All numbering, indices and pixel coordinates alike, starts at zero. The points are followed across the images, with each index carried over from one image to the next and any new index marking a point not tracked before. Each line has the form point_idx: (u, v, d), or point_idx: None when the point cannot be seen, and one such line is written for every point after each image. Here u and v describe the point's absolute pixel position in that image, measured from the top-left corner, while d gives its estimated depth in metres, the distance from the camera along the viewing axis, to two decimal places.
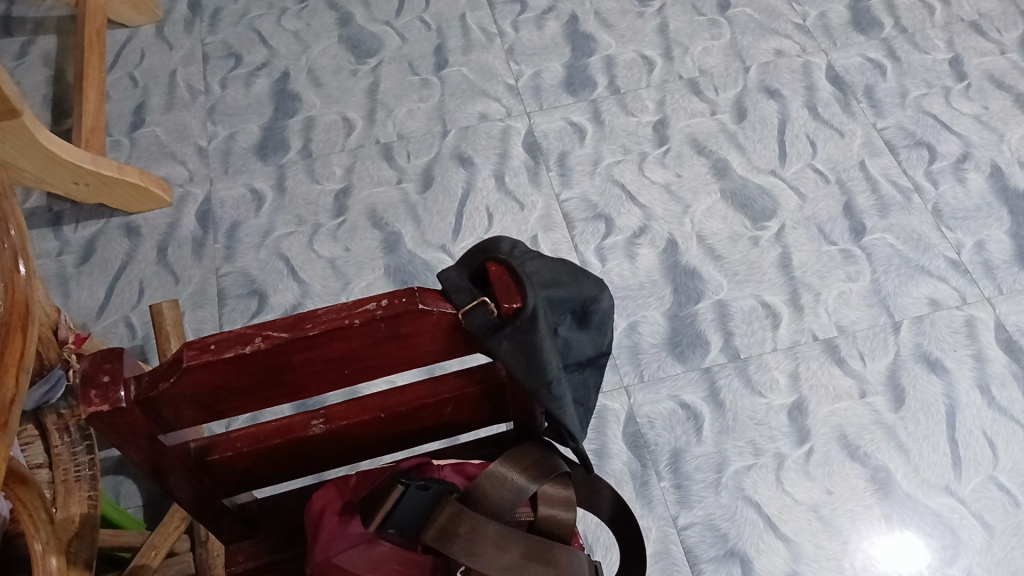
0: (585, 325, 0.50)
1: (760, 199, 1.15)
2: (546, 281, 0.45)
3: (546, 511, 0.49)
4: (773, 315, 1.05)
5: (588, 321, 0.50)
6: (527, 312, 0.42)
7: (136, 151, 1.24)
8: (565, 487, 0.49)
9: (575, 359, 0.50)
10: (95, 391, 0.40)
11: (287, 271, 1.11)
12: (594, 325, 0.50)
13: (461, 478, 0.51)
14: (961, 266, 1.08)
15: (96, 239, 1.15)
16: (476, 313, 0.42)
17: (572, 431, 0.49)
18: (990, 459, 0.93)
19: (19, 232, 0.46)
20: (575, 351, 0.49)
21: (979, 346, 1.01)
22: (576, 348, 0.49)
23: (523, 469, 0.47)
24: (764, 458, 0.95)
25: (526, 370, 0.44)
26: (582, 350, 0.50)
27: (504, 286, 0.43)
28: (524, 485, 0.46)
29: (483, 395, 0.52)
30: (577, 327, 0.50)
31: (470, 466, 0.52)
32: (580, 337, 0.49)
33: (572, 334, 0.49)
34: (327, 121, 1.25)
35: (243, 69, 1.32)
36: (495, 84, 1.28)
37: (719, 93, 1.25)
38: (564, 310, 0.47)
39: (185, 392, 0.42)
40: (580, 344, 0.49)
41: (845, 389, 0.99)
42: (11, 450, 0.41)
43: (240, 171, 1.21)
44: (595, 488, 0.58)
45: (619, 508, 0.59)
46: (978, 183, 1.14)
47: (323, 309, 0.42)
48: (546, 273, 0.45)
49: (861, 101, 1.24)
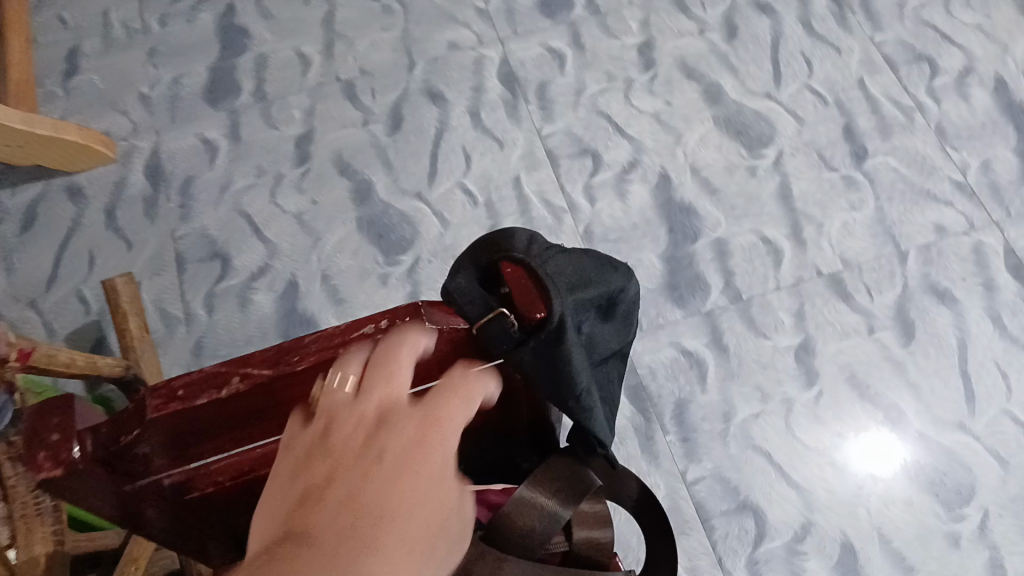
0: (610, 322, 0.45)
1: (756, 124, 1.07)
2: (570, 284, 0.40)
3: (582, 533, 0.46)
4: (775, 250, 0.99)
5: (611, 317, 0.44)
6: (553, 323, 0.38)
7: (72, 102, 1.12)
8: (591, 501, 0.47)
9: (598, 359, 0.45)
10: (44, 453, 0.34)
11: (251, 230, 1.03)
12: (618, 320, 0.45)
13: (486, 511, 0.47)
14: (968, 189, 1.03)
15: (36, 203, 1.04)
16: (493, 327, 0.38)
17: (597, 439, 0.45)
18: (1003, 392, 0.90)
19: None
20: (600, 352, 0.44)
21: (989, 274, 0.97)
22: (600, 346, 0.44)
23: (552, 492, 0.44)
24: (773, 403, 0.90)
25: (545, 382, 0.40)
26: (607, 349, 0.45)
27: (525, 292, 0.38)
28: (557, 511, 0.43)
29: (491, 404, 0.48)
30: (604, 324, 0.44)
31: (492, 494, 0.48)
32: (606, 334, 0.44)
33: (598, 333, 0.44)
34: (282, 59, 1.14)
35: (183, 3, 1.19)
36: (464, 9, 1.17)
37: (707, 10, 1.16)
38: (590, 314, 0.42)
39: (158, 439, 0.38)
40: (603, 344, 0.44)
41: (853, 326, 0.94)
42: None
43: (190, 120, 1.10)
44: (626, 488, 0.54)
45: (652, 507, 0.56)
46: (981, 100, 1.09)
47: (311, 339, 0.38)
48: (569, 271, 0.40)
49: (858, 13, 1.15)
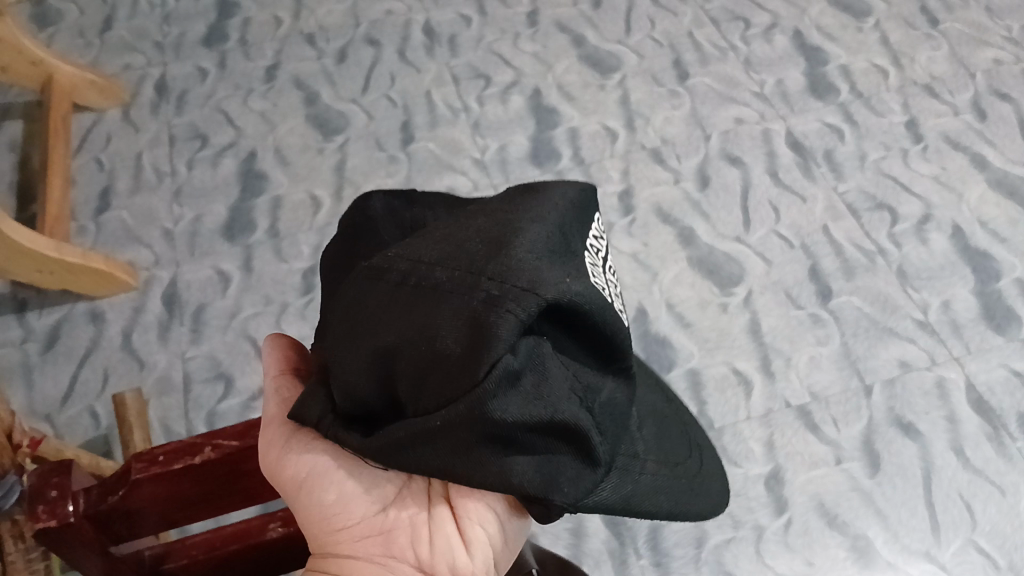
0: (579, 210, 0.49)
1: (727, 265, 1.16)
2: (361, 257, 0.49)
3: None
4: (745, 382, 1.05)
5: (515, 200, 0.47)
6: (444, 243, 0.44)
7: (101, 236, 1.22)
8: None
9: (460, 306, 0.41)
10: (43, 506, 0.52)
11: (255, 353, 1.10)
12: (532, 215, 0.45)
13: None
14: (929, 327, 1.09)
15: (61, 325, 1.12)
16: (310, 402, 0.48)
17: (496, 381, 0.40)
18: (969, 522, 0.93)
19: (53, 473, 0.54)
20: (477, 281, 0.41)
21: (951, 407, 1.02)
22: (455, 283, 0.41)
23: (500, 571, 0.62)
24: (744, 530, 0.94)
25: (363, 379, 0.43)
26: (525, 258, 0.42)
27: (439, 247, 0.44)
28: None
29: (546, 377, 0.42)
30: (475, 238, 0.43)
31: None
32: (571, 225, 0.47)
33: (446, 266, 0.42)
34: (294, 200, 1.25)
35: (210, 150, 1.31)
36: (462, 158, 1.29)
37: (682, 162, 1.27)
38: (405, 263, 0.43)
39: (148, 504, 0.57)
40: (461, 274, 0.41)
41: (821, 456, 0.98)
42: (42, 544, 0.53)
43: (207, 253, 1.20)
44: (644, 502, 0.48)
45: None
46: (940, 244, 1.16)
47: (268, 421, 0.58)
48: (398, 219, 0.51)
49: (822, 165, 1.26)
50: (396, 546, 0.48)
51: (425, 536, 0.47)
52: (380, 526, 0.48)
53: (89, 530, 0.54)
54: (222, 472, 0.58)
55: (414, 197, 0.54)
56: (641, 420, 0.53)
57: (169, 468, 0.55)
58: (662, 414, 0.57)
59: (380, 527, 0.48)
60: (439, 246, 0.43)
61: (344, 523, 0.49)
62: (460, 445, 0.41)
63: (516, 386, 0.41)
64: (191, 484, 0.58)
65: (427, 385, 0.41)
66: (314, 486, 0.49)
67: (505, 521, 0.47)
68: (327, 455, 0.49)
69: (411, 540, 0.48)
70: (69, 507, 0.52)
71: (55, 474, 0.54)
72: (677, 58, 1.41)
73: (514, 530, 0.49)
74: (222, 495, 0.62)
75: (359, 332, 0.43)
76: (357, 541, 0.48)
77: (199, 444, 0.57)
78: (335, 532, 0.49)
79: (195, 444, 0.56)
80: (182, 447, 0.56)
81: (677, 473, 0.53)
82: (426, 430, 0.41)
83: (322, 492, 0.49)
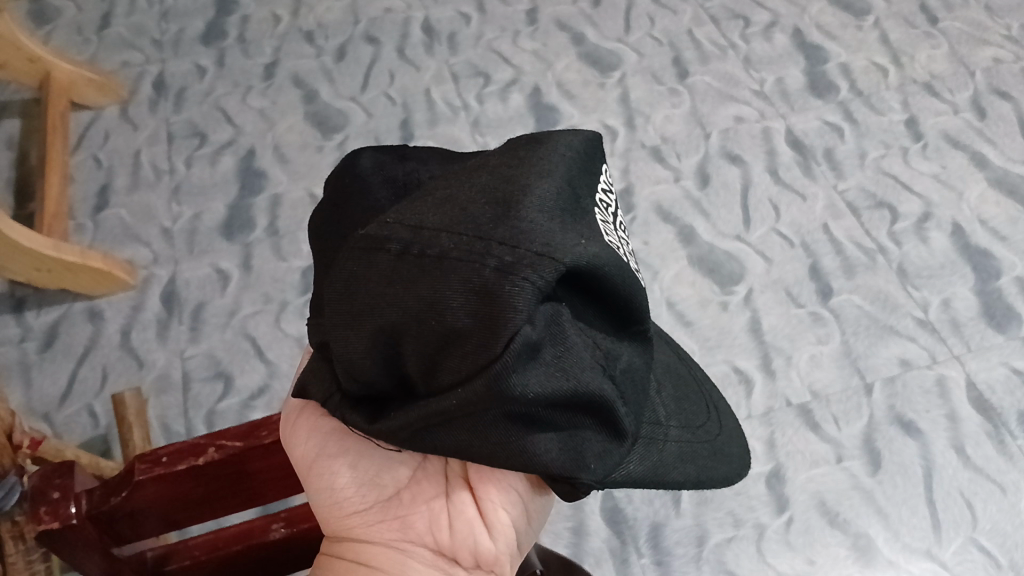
0: (582, 162, 0.48)
1: (726, 264, 1.15)
2: (355, 221, 0.47)
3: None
4: (746, 381, 1.05)
5: (518, 153, 0.45)
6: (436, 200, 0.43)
7: (99, 234, 1.21)
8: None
9: (469, 274, 0.39)
10: (45, 508, 0.52)
11: (254, 351, 1.10)
12: (537, 171, 0.43)
13: None
14: (929, 325, 1.09)
15: (59, 324, 1.12)
16: (311, 380, 0.48)
17: (511, 357, 0.39)
18: (969, 520, 0.94)
19: (55, 475, 0.54)
20: (487, 247, 0.39)
21: (952, 405, 1.02)
22: (463, 250, 0.39)
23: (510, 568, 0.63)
24: (745, 529, 0.94)
25: (366, 357, 0.42)
26: (535, 219, 0.41)
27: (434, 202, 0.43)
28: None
29: (562, 343, 0.41)
30: (479, 198, 0.42)
31: None
32: (575, 178, 0.46)
33: (450, 230, 0.40)
34: (294, 199, 1.24)
35: (208, 148, 1.31)
36: None
37: (682, 160, 1.27)
38: (405, 230, 0.41)
39: (149, 505, 0.57)
40: (468, 238, 0.40)
41: (822, 455, 0.98)
42: (43, 542, 0.53)
43: (205, 251, 1.19)
44: (670, 471, 0.49)
45: None
46: (940, 242, 1.16)
47: (272, 420, 0.59)
48: (385, 174, 0.49)
49: (822, 164, 1.26)
50: (414, 531, 0.49)
51: (444, 521, 0.48)
52: (397, 512, 0.49)
53: (91, 531, 0.54)
54: (225, 473, 0.58)
55: (404, 150, 0.52)
56: (660, 382, 0.54)
57: (172, 469, 0.55)
58: (677, 374, 0.57)
59: (395, 512, 0.49)
60: (439, 209, 0.41)
61: (357, 509, 0.50)
62: (477, 424, 0.41)
63: (536, 358, 0.40)
64: (195, 484, 0.58)
65: (440, 362, 0.40)
66: (323, 470, 0.50)
67: (527, 501, 0.47)
68: (336, 437, 0.50)
69: (432, 525, 0.48)
70: (70, 509, 0.52)
71: (57, 474, 0.54)
72: (677, 57, 1.41)
73: (539, 512, 0.49)
74: (222, 497, 0.62)
75: (358, 309, 0.41)
76: (372, 527, 0.50)
77: (202, 446, 0.57)
78: (349, 516, 0.50)
79: (199, 444, 0.57)
80: (188, 447, 0.57)
81: (698, 438, 0.53)
82: (442, 409, 0.41)
83: (332, 477, 0.50)
